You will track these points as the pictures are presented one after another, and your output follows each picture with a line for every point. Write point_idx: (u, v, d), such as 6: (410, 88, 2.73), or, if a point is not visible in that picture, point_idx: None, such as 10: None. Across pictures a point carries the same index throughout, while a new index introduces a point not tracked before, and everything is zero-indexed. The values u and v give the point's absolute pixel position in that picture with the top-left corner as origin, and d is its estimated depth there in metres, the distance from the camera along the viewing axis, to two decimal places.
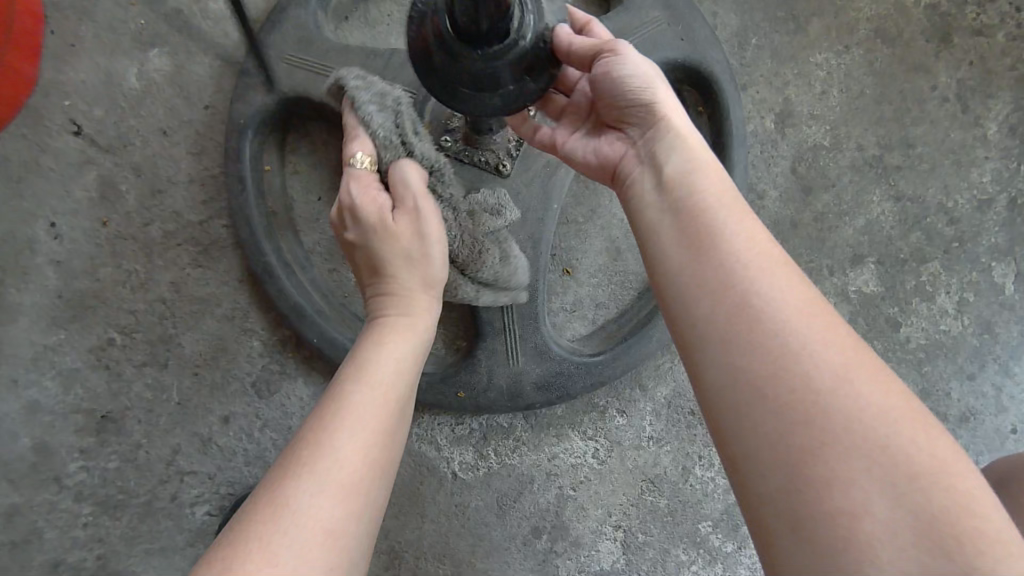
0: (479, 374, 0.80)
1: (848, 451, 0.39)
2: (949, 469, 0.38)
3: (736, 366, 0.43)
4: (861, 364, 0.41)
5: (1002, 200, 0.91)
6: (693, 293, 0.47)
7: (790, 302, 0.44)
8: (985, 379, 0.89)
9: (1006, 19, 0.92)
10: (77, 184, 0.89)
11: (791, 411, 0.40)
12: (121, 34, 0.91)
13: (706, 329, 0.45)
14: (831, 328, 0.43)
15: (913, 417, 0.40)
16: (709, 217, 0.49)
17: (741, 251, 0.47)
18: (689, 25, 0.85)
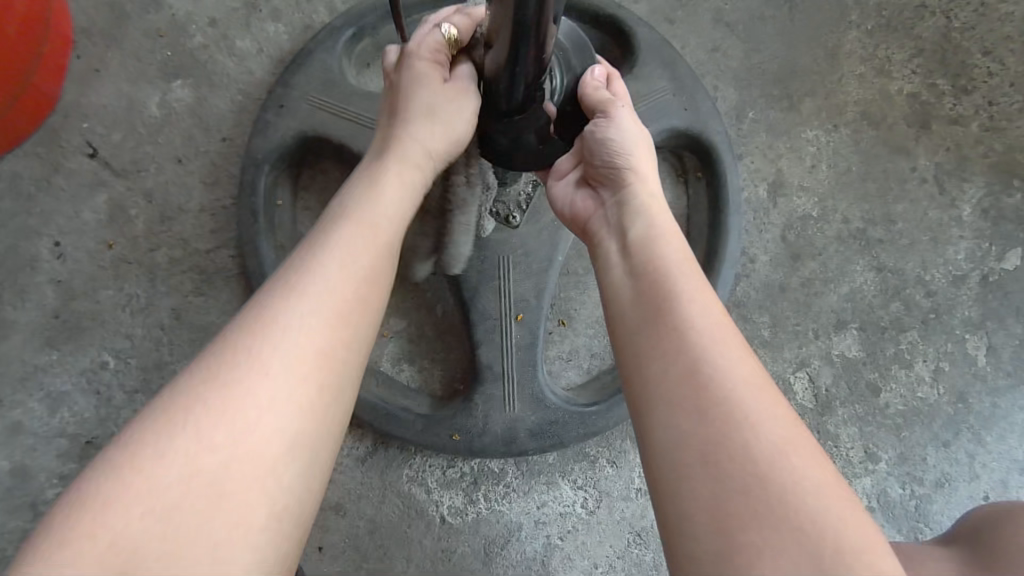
0: (475, 418, 0.81)
1: (776, 526, 0.38)
2: (873, 550, 0.38)
3: (685, 428, 0.43)
4: (802, 441, 0.42)
5: (975, 276, 0.97)
6: (648, 352, 0.48)
7: (739, 372, 0.45)
8: (960, 447, 0.93)
9: (979, 111, 1.01)
10: (87, 205, 0.90)
11: (734, 473, 0.40)
12: (146, 63, 0.94)
13: (657, 388, 0.45)
14: (772, 400, 0.44)
15: (843, 495, 0.41)
16: (669, 279, 0.51)
17: (695, 320, 0.48)
18: (693, 97, 0.90)
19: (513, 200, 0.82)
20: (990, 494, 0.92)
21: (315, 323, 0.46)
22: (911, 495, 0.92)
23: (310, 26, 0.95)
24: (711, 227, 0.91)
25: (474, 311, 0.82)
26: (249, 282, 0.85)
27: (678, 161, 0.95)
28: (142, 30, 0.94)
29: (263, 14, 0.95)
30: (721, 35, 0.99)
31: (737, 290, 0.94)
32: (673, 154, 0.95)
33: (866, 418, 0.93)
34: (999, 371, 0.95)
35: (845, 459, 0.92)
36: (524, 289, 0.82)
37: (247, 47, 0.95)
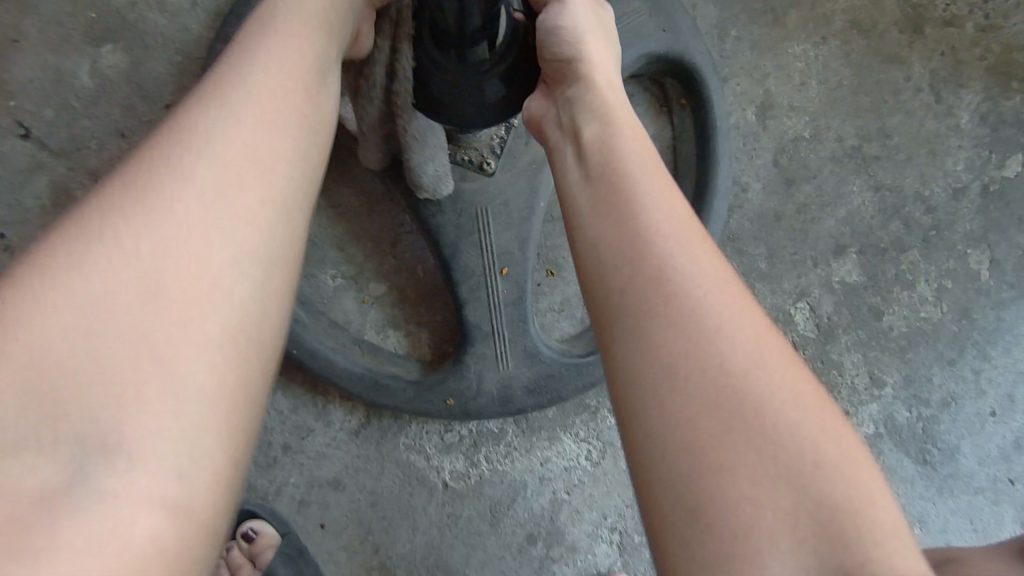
0: (468, 381, 0.78)
1: (753, 440, 0.36)
2: (855, 460, 0.37)
3: (654, 340, 0.40)
4: (778, 350, 0.40)
5: (975, 187, 0.93)
6: (612, 262, 0.44)
7: (710, 279, 0.42)
8: (965, 364, 0.91)
9: (975, 9, 0.94)
10: (28, 191, 0.83)
11: (712, 387, 0.38)
12: (70, 28, 0.85)
13: (622, 299, 0.42)
14: (747, 309, 0.41)
15: (824, 405, 0.39)
16: (635, 186, 0.47)
17: (661, 225, 0.44)
18: (670, 15, 0.83)
19: (485, 145, 0.77)
20: (997, 409, 0.91)
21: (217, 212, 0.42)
22: (918, 417, 0.90)
23: None
24: (698, 158, 0.86)
25: (456, 269, 0.77)
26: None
27: (660, 90, 0.89)
28: None
29: None
30: None
31: (730, 222, 0.90)
32: (653, 83, 0.89)
33: (870, 344, 0.90)
34: (1002, 284, 0.92)
35: (850, 387, 0.90)
36: (506, 240, 0.77)
37: (179, 0, 0.86)
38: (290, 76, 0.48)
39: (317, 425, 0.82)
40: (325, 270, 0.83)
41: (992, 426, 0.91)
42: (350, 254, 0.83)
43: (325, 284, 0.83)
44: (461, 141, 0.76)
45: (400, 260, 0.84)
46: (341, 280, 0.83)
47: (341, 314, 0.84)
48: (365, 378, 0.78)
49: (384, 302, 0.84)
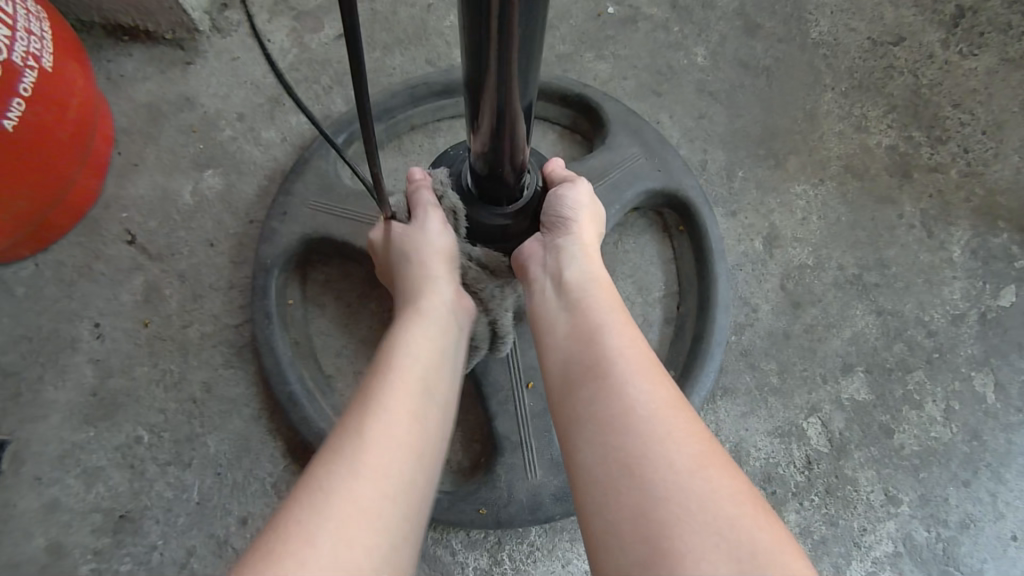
0: (499, 489, 0.83)
1: (696, 527, 0.46)
2: (785, 552, 0.45)
3: (613, 447, 0.51)
4: (714, 459, 0.50)
5: (973, 314, 1.00)
6: (583, 388, 0.57)
7: (659, 400, 0.54)
8: (980, 485, 0.93)
9: (956, 159, 1.07)
10: (125, 288, 0.96)
11: (649, 480, 0.49)
12: (182, 156, 1.03)
13: (588, 418, 0.54)
14: (689, 424, 0.53)
15: (757, 505, 0.48)
16: (598, 327, 0.62)
17: (622, 359, 0.58)
18: (664, 158, 0.98)
19: None
20: (1019, 534, 0.91)
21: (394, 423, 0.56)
22: (937, 537, 0.91)
23: (330, 116, 1.05)
24: (700, 277, 0.96)
25: (487, 384, 0.86)
26: (263, 361, 0.90)
27: (660, 218, 1.02)
28: (178, 127, 1.04)
29: (287, 107, 1.05)
30: (706, 104, 1.08)
31: (742, 338, 0.98)
32: (654, 212, 1.02)
33: (883, 461, 0.94)
34: (1010, 407, 0.96)
35: (867, 503, 0.92)
36: (535, 351, 0.87)
37: (272, 137, 1.04)
38: (433, 378, 0.62)
39: None
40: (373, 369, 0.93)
41: (1015, 552, 0.91)
42: None
43: None
44: None
45: None
46: None
47: None
48: None
49: None
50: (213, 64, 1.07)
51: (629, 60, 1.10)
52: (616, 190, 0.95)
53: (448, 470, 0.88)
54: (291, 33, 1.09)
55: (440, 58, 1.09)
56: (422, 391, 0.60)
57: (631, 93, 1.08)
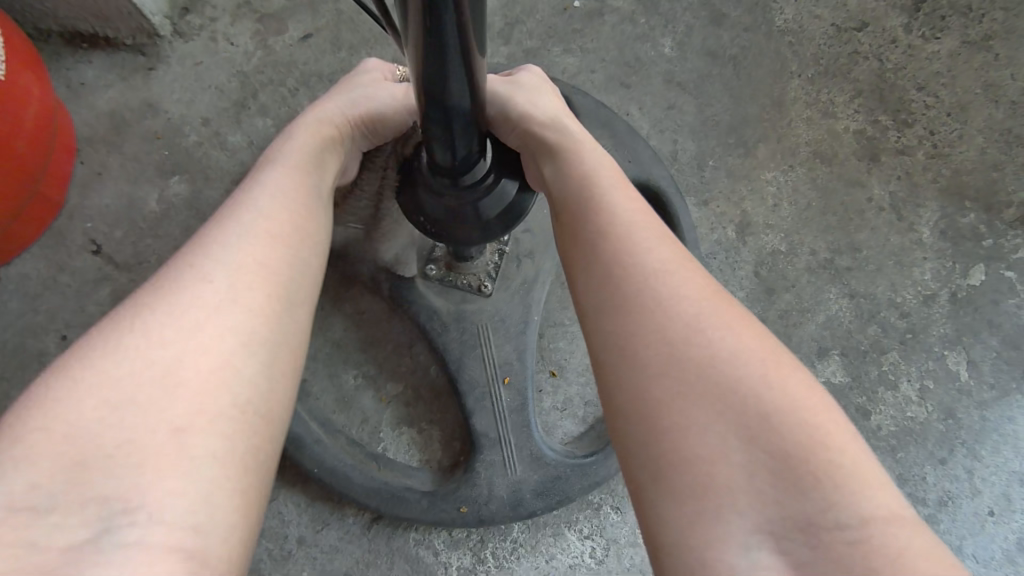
0: (479, 487, 0.82)
1: (709, 398, 0.45)
2: (810, 414, 0.44)
3: (620, 325, 0.50)
4: (728, 326, 0.49)
5: (944, 294, 1.01)
6: (589, 272, 0.56)
7: (667, 273, 0.52)
8: (956, 462, 0.94)
9: (922, 141, 1.08)
10: (91, 299, 0.95)
11: (703, 409, 0.45)
12: (146, 163, 1.01)
13: (596, 299, 0.53)
14: (701, 295, 0.51)
15: (780, 369, 0.47)
16: (629, 235, 0.56)
17: (626, 238, 0.56)
18: (634, 149, 0.98)
19: (482, 270, 0.88)
20: (995, 509, 0.92)
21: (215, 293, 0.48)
22: (917, 516, 0.92)
23: (297, 118, 1.04)
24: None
25: (463, 381, 0.85)
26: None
27: None
28: (142, 134, 1.02)
29: (253, 111, 1.04)
30: (674, 94, 1.08)
31: None
32: None
33: (861, 442, 0.95)
34: (982, 384, 0.98)
35: None
36: (510, 346, 0.86)
37: (239, 141, 1.03)
38: (282, 230, 0.55)
39: (332, 518, 0.86)
40: (348, 371, 0.91)
41: (992, 527, 0.92)
42: (370, 355, 0.92)
43: (348, 384, 0.91)
44: (460, 269, 0.87)
45: (415, 363, 0.92)
46: (361, 379, 0.91)
47: (360, 412, 0.90)
48: (381, 490, 0.83)
49: (400, 401, 0.91)
50: (176, 69, 1.06)
51: (597, 53, 1.10)
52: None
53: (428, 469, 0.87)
54: (254, 35, 1.08)
55: (407, 57, 1.09)
56: (267, 249, 0.53)
57: (600, 87, 1.08)
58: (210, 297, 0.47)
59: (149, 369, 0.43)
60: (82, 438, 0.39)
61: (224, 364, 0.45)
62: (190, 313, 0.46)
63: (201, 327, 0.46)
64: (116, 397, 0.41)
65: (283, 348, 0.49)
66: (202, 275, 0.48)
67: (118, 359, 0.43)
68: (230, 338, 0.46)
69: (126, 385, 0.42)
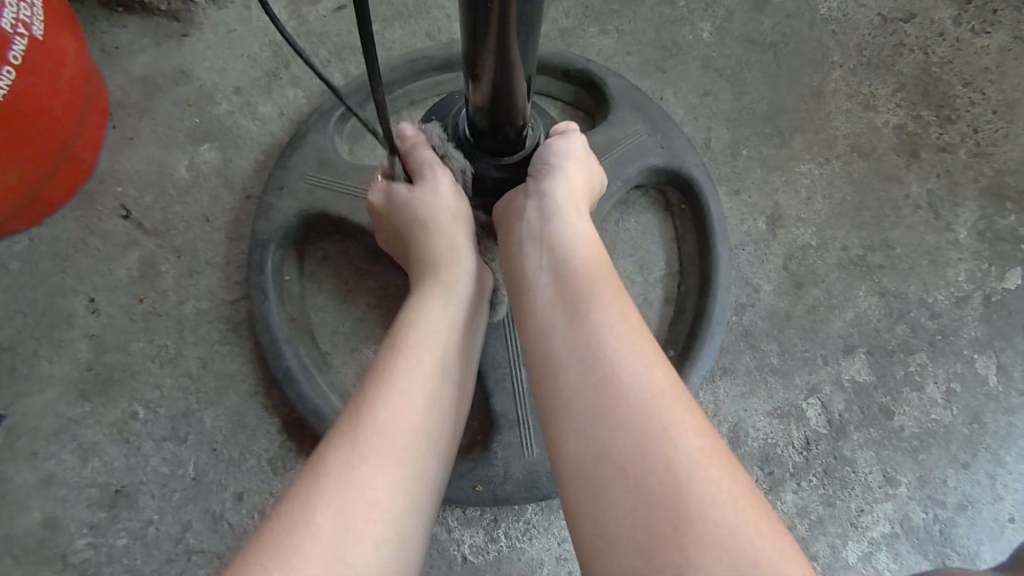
0: (496, 467, 0.82)
1: (663, 485, 0.46)
2: (762, 524, 0.45)
3: (576, 394, 0.52)
4: (692, 418, 0.50)
5: (977, 296, 0.99)
6: (552, 333, 0.57)
7: (637, 354, 0.54)
8: (979, 468, 0.93)
9: (965, 138, 1.05)
10: (119, 263, 0.96)
11: (631, 425, 0.49)
12: (177, 130, 1.01)
13: (561, 362, 0.55)
14: (670, 384, 0.52)
15: (735, 473, 0.48)
16: (588, 289, 0.59)
17: (600, 307, 0.57)
18: (667, 135, 0.96)
19: None
20: (1017, 516, 0.91)
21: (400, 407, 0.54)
22: (935, 519, 0.91)
23: (327, 90, 1.03)
24: (702, 255, 0.95)
25: (484, 362, 0.85)
26: (258, 337, 0.89)
27: (662, 196, 1.00)
28: (174, 101, 1.02)
29: (283, 81, 1.03)
30: (710, 80, 1.06)
31: (743, 319, 0.97)
32: (656, 190, 1.00)
33: (882, 442, 0.93)
34: (1012, 390, 0.96)
35: (865, 485, 0.92)
36: None
37: (269, 111, 1.02)
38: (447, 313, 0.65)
39: None
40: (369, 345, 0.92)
41: (1012, 534, 0.90)
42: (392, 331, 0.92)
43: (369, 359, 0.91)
44: None
45: None
46: None
47: None
48: None
49: None
50: (209, 36, 1.05)
51: (633, 34, 1.07)
52: (617, 167, 0.93)
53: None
54: (287, 5, 1.07)
55: (440, 32, 1.07)
56: (441, 326, 0.63)
57: (635, 69, 1.05)
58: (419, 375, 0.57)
59: (399, 451, 0.51)
60: (355, 504, 0.47)
61: (403, 487, 0.50)
62: (404, 403, 0.54)
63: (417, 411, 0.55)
64: (341, 532, 0.45)
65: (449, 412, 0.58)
66: (409, 366, 0.57)
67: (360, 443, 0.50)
68: (430, 411, 0.56)
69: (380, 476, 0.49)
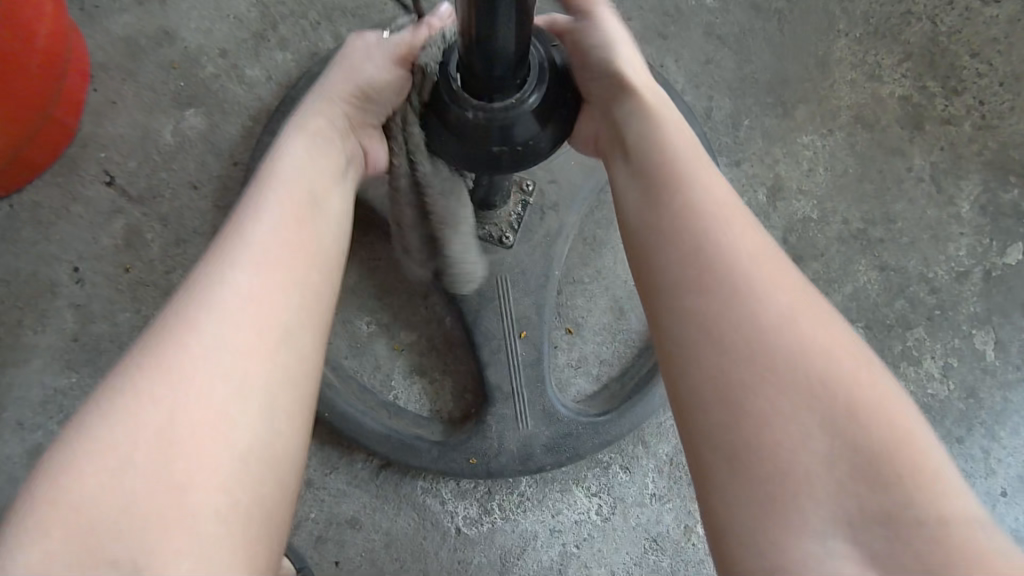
0: (490, 439, 0.82)
1: (810, 448, 0.43)
2: (927, 477, 0.42)
3: (714, 363, 0.47)
4: (842, 365, 0.46)
5: (977, 272, 0.98)
6: (676, 291, 0.51)
7: (780, 304, 0.48)
8: (973, 442, 0.93)
9: (971, 111, 1.03)
10: (104, 231, 0.93)
11: (795, 424, 0.44)
12: (162, 94, 0.98)
13: (686, 327, 0.49)
14: (817, 336, 0.47)
15: (900, 419, 0.44)
16: (706, 231, 0.52)
17: (735, 257, 0.50)
18: None
19: (504, 222, 0.85)
20: (1008, 489, 0.92)
21: (206, 346, 0.47)
22: None
23: (318, 54, 1.00)
24: None
25: (478, 334, 0.84)
26: None
27: None
28: (157, 63, 0.99)
29: (272, 44, 1.00)
30: (713, 48, 1.03)
31: None
32: None
33: None
34: (1008, 365, 0.95)
35: None
36: (527, 302, 0.84)
37: (257, 75, 0.99)
38: (275, 259, 0.52)
39: (341, 462, 0.86)
40: (361, 317, 0.90)
41: (1002, 507, 0.91)
42: (386, 303, 0.90)
43: (361, 331, 0.89)
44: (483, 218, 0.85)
45: (431, 314, 0.90)
46: (375, 326, 0.90)
47: (373, 359, 0.89)
48: (392, 438, 0.82)
49: (414, 350, 0.90)
50: None
51: None
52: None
53: (439, 419, 0.87)
54: None
55: None
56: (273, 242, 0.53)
57: (636, 36, 1.02)
58: (198, 351, 0.46)
59: (118, 451, 0.42)
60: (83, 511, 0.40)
61: (228, 433, 0.44)
62: (183, 387, 0.45)
63: (177, 392, 0.44)
64: (115, 464, 0.42)
65: (285, 401, 0.48)
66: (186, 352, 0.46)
67: (89, 448, 0.42)
68: (234, 377, 0.46)
69: (106, 490, 0.41)
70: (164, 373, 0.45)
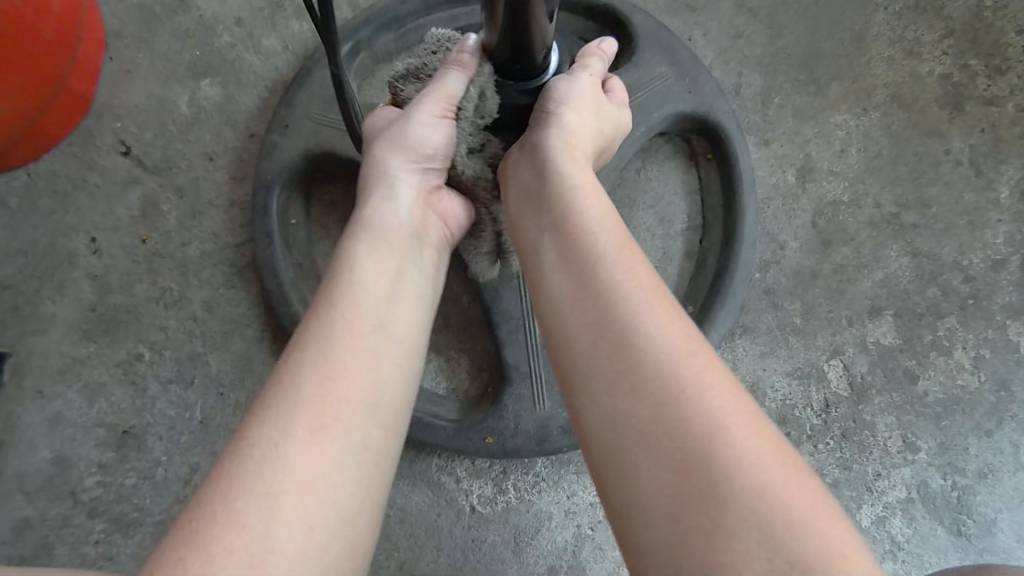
0: (506, 420, 0.81)
1: (747, 560, 0.37)
2: None
3: (636, 464, 0.41)
4: (773, 465, 0.40)
5: (1015, 260, 0.94)
6: (599, 381, 0.45)
7: (710, 398, 0.42)
8: (1003, 436, 0.90)
9: (1015, 91, 0.98)
10: (120, 203, 0.92)
11: (737, 547, 0.37)
12: (177, 63, 0.96)
13: (613, 423, 0.43)
14: (752, 431, 0.41)
15: (837, 522, 0.39)
16: (626, 309, 0.47)
17: (658, 342, 0.45)
18: (696, 79, 0.90)
19: None
20: None
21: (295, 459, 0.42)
22: (953, 485, 0.89)
23: (335, 23, 0.97)
24: (726, 209, 0.90)
25: (496, 313, 0.82)
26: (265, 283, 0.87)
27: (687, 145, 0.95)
28: (173, 31, 0.97)
29: (289, 13, 0.97)
30: (744, 21, 0.99)
31: (767, 276, 0.93)
32: (681, 139, 0.95)
33: (903, 407, 0.91)
34: None
35: (883, 449, 0.90)
36: None
37: (272, 45, 0.96)
38: (356, 414, 0.45)
39: None
40: None
41: None
42: None
43: None
44: None
45: (448, 292, 0.89)
46: None
47: None
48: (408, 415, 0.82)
49: (430, 328, 0.89)
50: None
51: None
52: (642, 113, 0.87)
53: (455, 398, 0.86)
54: None
55: None
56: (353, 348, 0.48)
57: (664, 8, 0.98)
58: (267, 528, 0.39)
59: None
60: None
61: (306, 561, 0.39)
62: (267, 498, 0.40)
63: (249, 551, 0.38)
64: None
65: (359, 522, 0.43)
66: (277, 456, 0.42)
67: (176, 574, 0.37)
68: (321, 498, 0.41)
69: None
70: (234, 520, 0.39)
